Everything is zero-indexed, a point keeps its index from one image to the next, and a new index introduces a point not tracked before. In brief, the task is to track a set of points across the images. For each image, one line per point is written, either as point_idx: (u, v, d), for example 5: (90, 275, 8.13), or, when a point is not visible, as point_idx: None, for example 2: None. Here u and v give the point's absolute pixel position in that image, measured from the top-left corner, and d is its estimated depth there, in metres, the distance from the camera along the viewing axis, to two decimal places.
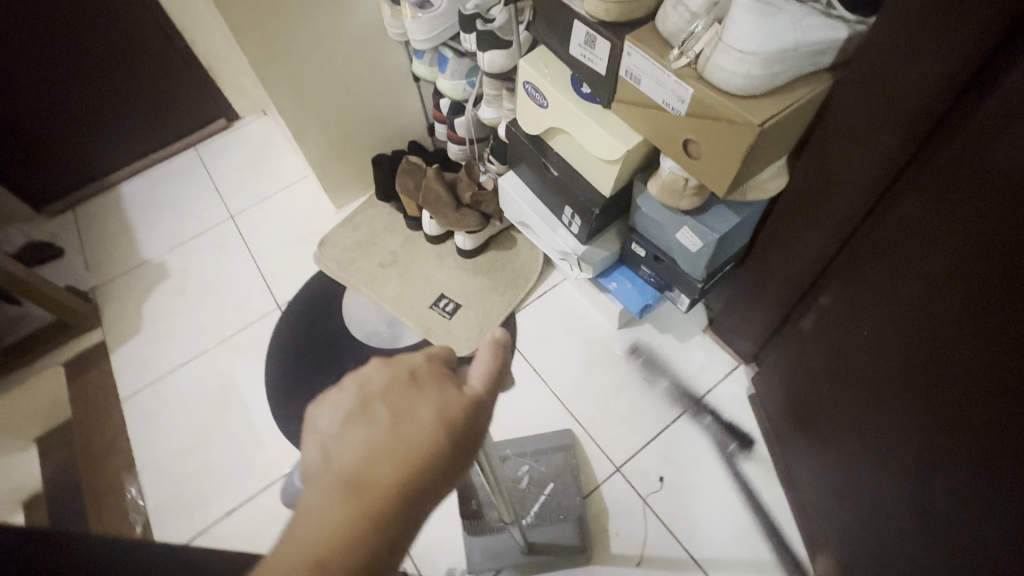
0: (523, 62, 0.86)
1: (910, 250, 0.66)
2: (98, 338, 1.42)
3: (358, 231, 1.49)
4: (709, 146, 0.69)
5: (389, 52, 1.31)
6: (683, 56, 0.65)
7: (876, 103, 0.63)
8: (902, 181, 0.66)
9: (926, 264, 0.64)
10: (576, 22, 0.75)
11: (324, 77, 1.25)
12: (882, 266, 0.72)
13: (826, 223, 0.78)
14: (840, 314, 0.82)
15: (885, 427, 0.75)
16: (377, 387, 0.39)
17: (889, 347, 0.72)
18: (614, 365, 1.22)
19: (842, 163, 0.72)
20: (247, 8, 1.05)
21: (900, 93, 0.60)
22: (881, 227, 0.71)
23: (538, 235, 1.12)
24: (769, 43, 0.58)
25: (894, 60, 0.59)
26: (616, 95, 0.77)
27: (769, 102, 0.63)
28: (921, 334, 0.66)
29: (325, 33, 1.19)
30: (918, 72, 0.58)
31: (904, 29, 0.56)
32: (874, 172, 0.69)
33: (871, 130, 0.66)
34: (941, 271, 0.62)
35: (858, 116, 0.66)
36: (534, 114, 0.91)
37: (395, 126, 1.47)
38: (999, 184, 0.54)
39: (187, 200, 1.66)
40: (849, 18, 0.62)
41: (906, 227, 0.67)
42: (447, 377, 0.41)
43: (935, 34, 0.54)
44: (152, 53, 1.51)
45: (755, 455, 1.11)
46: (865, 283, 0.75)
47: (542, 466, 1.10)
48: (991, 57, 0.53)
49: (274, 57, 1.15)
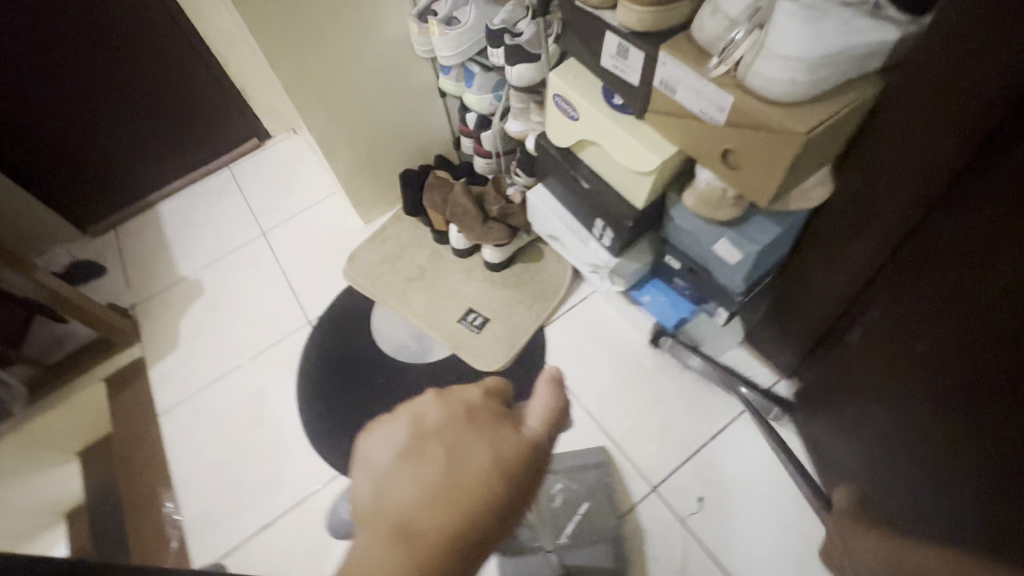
0: (553, 75, 0.85)
1: (968, 262, 0.62)
2: (136, 354, 1.46)
3: (385, 246, 1.50)
4: (750, 156, 0.66)
5: (416, 68, 1.33)
6: (721, 65, 0.63)
7: (932, 105, 0.59)
8: (960, 186, 0.62)
9: (986, 278, 0.60)
10: (608, 33, 0.74)
11: (353, 95, 1.27)
12: (938, 276, 0.67)
13: (876, 232, 0.74)
14: (891, 326, 0.77)
15: (938, 451, 0.71)
16: (433, 425, 0.41)
17: (943, 364, 0.67)
18: (647, 380, 1.18)
19: (891, 168, 0.68)
20: (279, 30, 1.07)
21: (959, 94, 0.56)
22: (936, 236, 0.66)
23: (568, 248, 1.11)
24: (816, 48, 0.56)
25: (954, 60, 0.55)
26: (650, 105, 0.75)
27: (816, 108, 0.60)
28: (979, 353, 0.61)
29: (354, 52, 1.20)
30: (979, 72, 0.54)
31: (968, 25, 0.52)
32: (929, 178, 0.64)
33: (927, 134, 0.62)
34: (1001, 286, 0.58)
35: (912, 119, 0.62)
36: (564, 127, 0.90)
37: (421, 140, 1.48)
38: None
39: (220, 217, 1.70)
40: (899, 19, 0.59)
41: (966, 236, 0.62)
42: (502, 418, 0.42)
43: (1001, 31, 0.50)
44: (188, 77, 1.57)
45: (799, 476, 1.06)
46: (920, 294, 0.70)
47: (576, 484, 1.07)
48: None
49: (304, 77, 1.17)
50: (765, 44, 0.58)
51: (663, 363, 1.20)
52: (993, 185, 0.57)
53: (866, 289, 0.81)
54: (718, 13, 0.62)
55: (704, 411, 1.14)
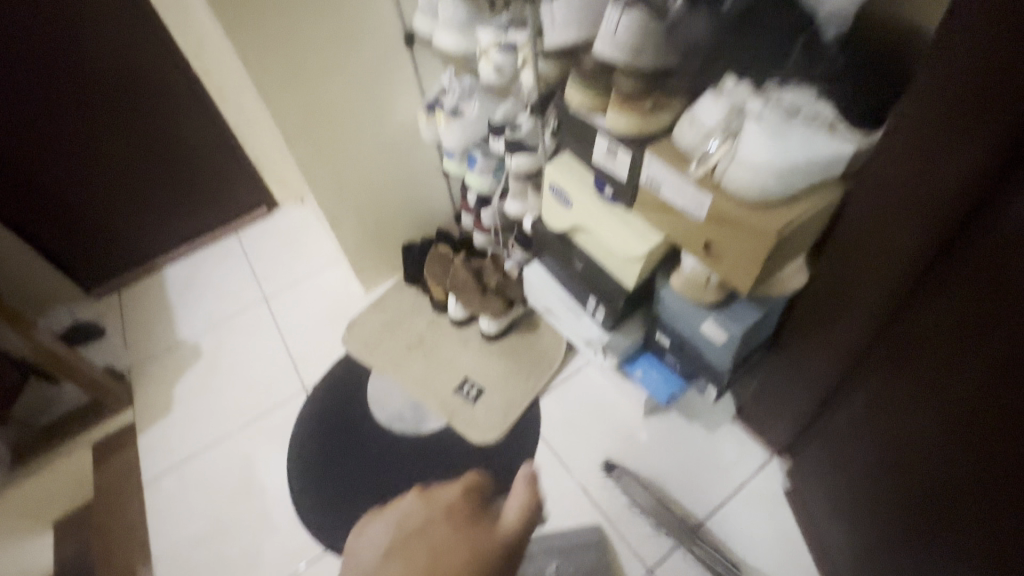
0: (549, 167, 0.94)
1: (944, 350, 0.66)
2: (127, 419, 1.45)
3: (385, 314, 1.53)
4: (730, 248, 0.72)
5: (422, 150, 1.43)
6: (699, 168, 0.70)
7: (897, 207, 0.65)
8: (929, 276, 0.67)
9: (963, 366, 0.63)
10: (599, 135, 0.82)
11: (362, 173, 1.36)
12: (919, 360, 0.70)
13: (855, 318, 0.79)
14: (879, 407, 0.79)
15: (937, 535, 0.71)
16: (415, 528, 0.51)
17: (933, 448, 0.70)
18: (641, 455, 1.18)
19: (864, 258, 0.73)
20: (298, 116, 1.17)
21: (919, 199, 0.63)
22: (912, 324, 0.71)
23: (562, 322, 1.15)
24: (782, 160, 0.63)
25: (912, 170, 0.62)
26: (638, 197, 0.81)
27: (786, 209, 0.67)
28: (966, 437, 0.64)
29: (365, 136, 1.30)
30: (935, 182, 0.60)
31: (921, 141, 0.59)
32: (898, 271, 0.70)
33: (893, 232, 0.68)
34: (979, 374, 0.61)
35: (879, 218, 0.68)
36: (559, 213, 0.97)
37: (424, 214, 1.56)
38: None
39: (224, 282, 1.74)
40: (854, 133, 0.67)
41: (941, 323, 0.66)
42: (475, 519, 0.50)
43: (952, 148, 0.57)
44: (206, 151, 1.67)
45: (798, 561, 1.04)
46: (906, 376, 0.73)
47: (570, 564, 1.06)
48: (1004, 172, 0.55)
49: (318, 157, 1.26)
50: (738, 153, 0.65)
51: (656, 438, 1.20)
52: (960, 277, 0.62)
53: (850, 369, 0.84)
54: (695, 124, 0.70)
55: (699, 489, 1.13)
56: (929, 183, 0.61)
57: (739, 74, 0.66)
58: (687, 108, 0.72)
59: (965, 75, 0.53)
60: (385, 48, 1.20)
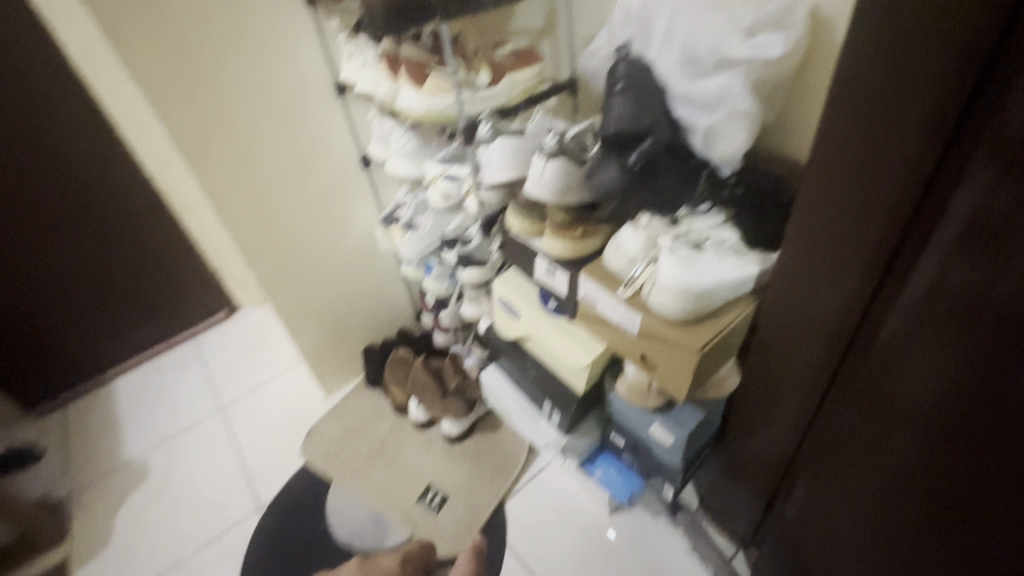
0: (497, 283, 1.00)
1: (862, 449, 0.69)
2: (60, 555, 1.33)
3: (346, 419, 1.51)
4: (662, 360, 0.78)
5: (381, 256, 1.49)
6: (628, 288, 0.77)
7: (797, 319, 0.70)
8: (835, 384, 0.70)
9: (885, 464, 0.67)
10: (538, 256, 0.89)
11: (322, 281, 1.40)
12: (846, 462, 0.72)
13: (780, 418, 0.81)
14: (825, 505, 0.80)
15: None
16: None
17: (881, 538, 0.72)
18: (610, 558, 1.16)
19: (777, 365, 0.77)
20: (258, 234, 1.22)
21: (813, 313, 0.68)
22: (827, 424, 0.74)
23: (521, 425, 1.16)
24: (696, 284, 0.70)
25: (804, 288, 0.67)
26: (579, 310, 0.87)
27: (707, 325, 0.74)
28: (909, 527, 0.67)
29: (325, 247, 1.36)
30: (824, 298, 0.66)
31: (805, 263, 0.65)
32: (808, 376, 0.73)
33: (798, 341, 0.72)
34: (901, 471, 0.65)
35: (784, 328, 0.73)
36: (509, 323, 1.02)
37: (385, 316, 1.60)
38: (921, 402, 0.58)
39: (178, 392, 1.69)
40: (758, 255, 0.76)
41: (856, 428, 0.69)
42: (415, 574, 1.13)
43: (831, 270, 0.63)
44: (166, 261, 1.69)
45: None
46: (832, 473, 0.76)
47: None
48: (874, 291, 0.60)
49: (277, 270, 1.29)
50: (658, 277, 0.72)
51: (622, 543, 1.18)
52: (859, 387, 0.66)
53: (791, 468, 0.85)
54: (621, 250, 0.78)
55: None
56: (818, 302, 0.66)
57: (651, 212, 0.76)
58: (613, 236, 0.80)
59: (825, 212, 0.60)
60: (342, 171, 1.29)
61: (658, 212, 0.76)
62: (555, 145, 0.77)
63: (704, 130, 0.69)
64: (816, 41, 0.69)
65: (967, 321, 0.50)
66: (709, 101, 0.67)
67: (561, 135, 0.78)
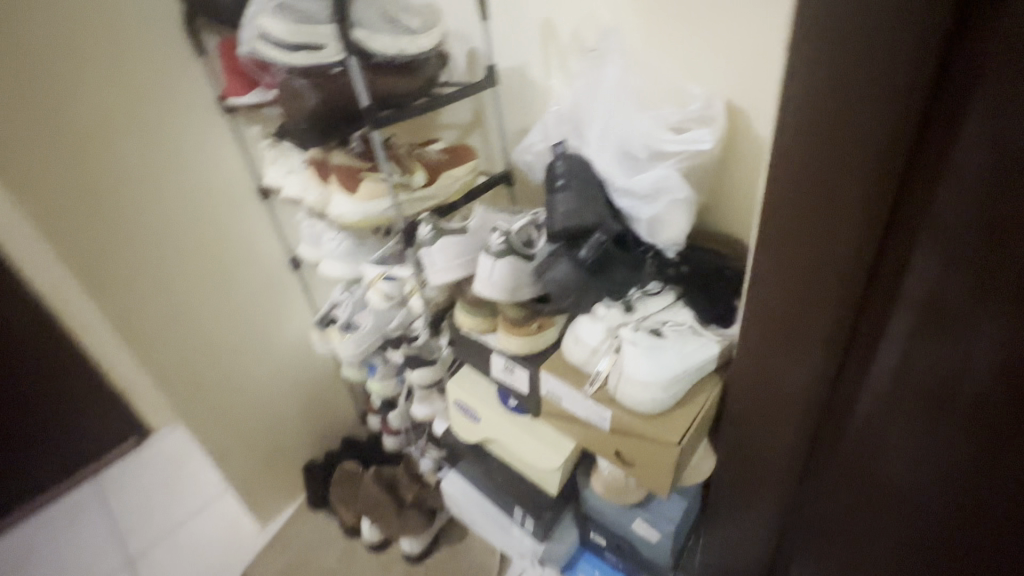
0: (451, 384, 0.93)
1: (864, 516, 0.65)
2: None
3: (285, 553, 1.31)
4: (639, 456, 0.73)
5: (318, 359, 1.37)
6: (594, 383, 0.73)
7: (767, 393, 0.65)
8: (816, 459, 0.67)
9: (891, 529, 0.62)
10: (494, 353, 0.84)
11: (251, 396, 1.25)
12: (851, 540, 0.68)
13: (766, 496, 0.75)
14: None
15: None
16: None
17: None
18: None
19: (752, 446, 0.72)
20: (171, 354, 1.07)
21: (783, 384, 0.63)
22: (820, 493, 0.69)
23: (491, 535, 1.05)
24: (665, 374, 0.67)
25: (769, 360, 0.62)
26: (543, 408, 0.82)
27: (679, 414, 0.70)
28: None
29: (253, 358, 1.22)
30: (793, 369, 0.61)
31: (766, 336, 0.61)
32: (789, 450, 0.68)
33: (773, 415, 0.66)
34: (912, 536, 0.61)
35: (755, 403, 0.67)
36: (468, 426, 0.94)
37: (325, 424, 1.45)
38: (922, 465, 0.55)
39: (72, 549, 1.41)
40: (716, 333, 0.75)
41: (849, 507, 0.66)
42: None
43: (796, 341, 0.58)
44: (60, 391, 1.46)
45: None
46: (834, 544, 0.71)
47: None
48: (846, 355, 0.57)
49: (196, 391, 1.14)
50: (625, 370, 0.69)
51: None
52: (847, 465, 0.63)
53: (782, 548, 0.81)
54: (582, 342, 0.74)
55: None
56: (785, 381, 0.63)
57: (607, 300, 0.74)
58: (571, 327, 0.77)
59: (782, 279, 0.55)
60: (269, 275, 1.20)
61: (614, 300, 0.74)
62: (502, 242, 0.73)
63: (648, 223, 0.69)
64: (734, 129, 0.73)
65: (949, 402, 0.50)
66: (648, 192, 0.68)
67: (507, 232, 0.75)
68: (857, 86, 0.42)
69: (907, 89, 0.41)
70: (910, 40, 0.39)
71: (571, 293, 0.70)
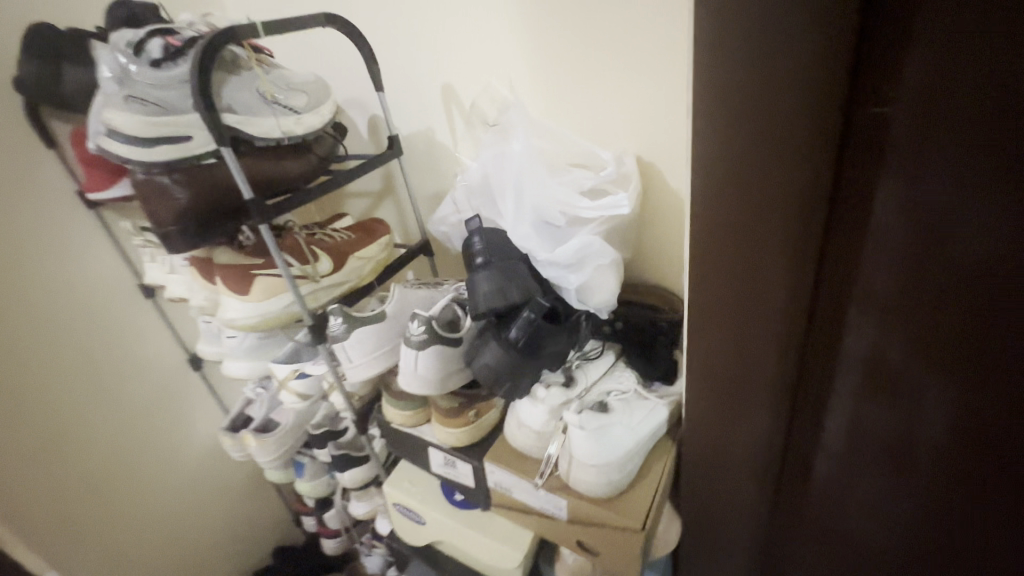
0: (387, 485, 0.82)
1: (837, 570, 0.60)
2: None
3: None
4: (603, 544, 0.66)
5: (233, 465, 1.19)
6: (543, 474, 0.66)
7: (722, 444, 0.62)
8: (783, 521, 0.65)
9: None
10: (431, 448, 0.75)
11: (150, 526, 1.04)
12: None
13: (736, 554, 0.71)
14: None
15: None
16: None
17: None
18: None
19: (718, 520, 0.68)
20: (38, 500, 0.87)
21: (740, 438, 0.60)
22: (790, 542, 0.65)
23: None
24: (616, 453, 0.62)
25: (725, 416, 0.59)
26: (493, 500, 0.74)
27: (638, 491, 0.65)
28: None
29: (150, 481, 1.03)
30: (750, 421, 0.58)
31: (713, 394, 0.57)
32: (753, 498, 0.64)
33: (731, 468, 0.63)
34: None
35: (712, 457, 0.63)
36: (412, 528, 0.83)
37: (249, 536, 1.26)
38: (891, 521, 0.51)
39: None
40: (661, 394, 0.72)
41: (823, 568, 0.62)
42: None
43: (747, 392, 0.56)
44: None
45: None
46: None
47: None
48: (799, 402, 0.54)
49: (75, 538, 0.92)
50: (575, 455, 0.63)
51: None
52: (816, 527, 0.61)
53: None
54: (525, 427, 0.68)
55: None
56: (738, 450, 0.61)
57: (546, 376, 0.68)
58: (511, 411, 0.70)
59: (719, 337, 0.52)
60: (162, 381, 1.03)
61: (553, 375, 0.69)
62: (426, 334, 0.65)
63: (575, 292, 0.65)
64: (649, 184, 0.72)
65: (903, 474, 0.47)
66: (571, 261, 0.63)
67: (428, 318, 0.66)
68: (763, 157, 0.41)
69: (819, 137, 0.39)
70: (816, 81, 0.37)
71: (508, 379, 0.64)
